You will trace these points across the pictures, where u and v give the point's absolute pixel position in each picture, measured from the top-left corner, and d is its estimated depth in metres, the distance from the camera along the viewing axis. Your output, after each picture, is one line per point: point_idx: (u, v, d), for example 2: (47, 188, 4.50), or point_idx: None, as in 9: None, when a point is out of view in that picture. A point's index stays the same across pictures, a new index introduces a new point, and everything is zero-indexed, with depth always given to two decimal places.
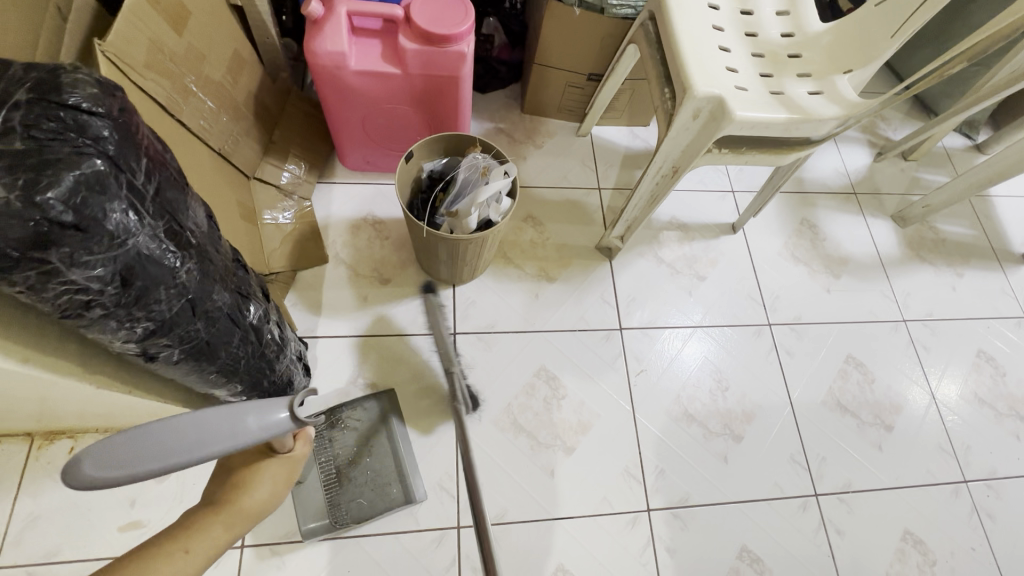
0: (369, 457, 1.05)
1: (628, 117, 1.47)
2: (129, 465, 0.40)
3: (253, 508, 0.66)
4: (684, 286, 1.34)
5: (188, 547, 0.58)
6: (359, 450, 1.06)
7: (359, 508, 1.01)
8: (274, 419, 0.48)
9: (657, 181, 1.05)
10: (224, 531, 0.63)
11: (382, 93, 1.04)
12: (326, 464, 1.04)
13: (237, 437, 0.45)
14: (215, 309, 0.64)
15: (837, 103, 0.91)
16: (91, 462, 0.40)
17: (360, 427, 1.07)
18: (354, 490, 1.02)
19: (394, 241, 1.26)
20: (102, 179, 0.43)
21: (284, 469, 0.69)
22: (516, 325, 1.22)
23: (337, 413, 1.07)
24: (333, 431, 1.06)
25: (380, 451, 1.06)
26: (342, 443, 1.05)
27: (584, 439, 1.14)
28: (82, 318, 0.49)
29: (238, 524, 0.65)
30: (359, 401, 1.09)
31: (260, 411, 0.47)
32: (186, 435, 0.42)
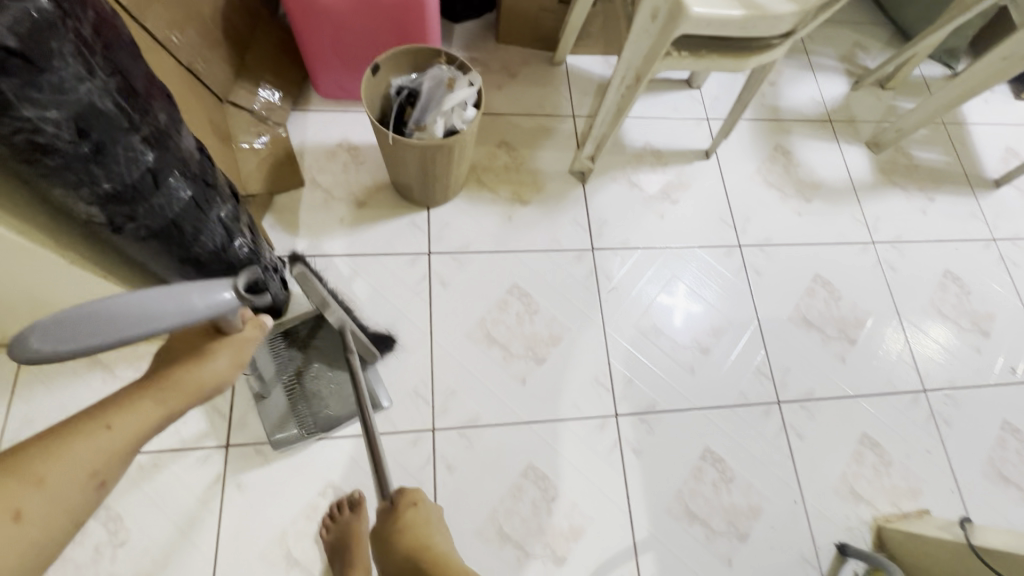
0: (331, 372, 1.08)
1: (603, 45, 1.46)
2: (76, 340, 0.40)
3: (197, 386, 0.61)
4: (656, 209, 1.36)
5: (110, 423, 0.53)
6: (321, 366, 1.08)
7: (327, 418, 1.06)
8: (217, 299, 0.50)
9: (622, 92, 1.07)
10: (158, 408, 0.57)
11: (348, 8, 1.04)
12: (289, 380, 1.06)
13: (187, 313, 0.46)
14: (177, 187, 0.67)
15: (794, 1, 0.92)
16: (35, 336, 0.39)
17: (320, 346, 1.10)
18: (317, 402, 1.06)
19: (369, 166, 1.28)
20: (48, 17, 0.46)
21: (233, 347, 0.63)
22: (490, 246, 1.25)
23: (295, 332, 1.09)
24: (292, 350, 1.08)
25: (341, 367, 1.09)
26: (304, 361, 1.08)
27: (554, 350, 1.18)
28: (41, 167, 0.52)
29: (176, 400, 0.59)
30: (317, 320, 1.11)
31: (205, 289, 0.49)
32: (140, 312, 0.43)
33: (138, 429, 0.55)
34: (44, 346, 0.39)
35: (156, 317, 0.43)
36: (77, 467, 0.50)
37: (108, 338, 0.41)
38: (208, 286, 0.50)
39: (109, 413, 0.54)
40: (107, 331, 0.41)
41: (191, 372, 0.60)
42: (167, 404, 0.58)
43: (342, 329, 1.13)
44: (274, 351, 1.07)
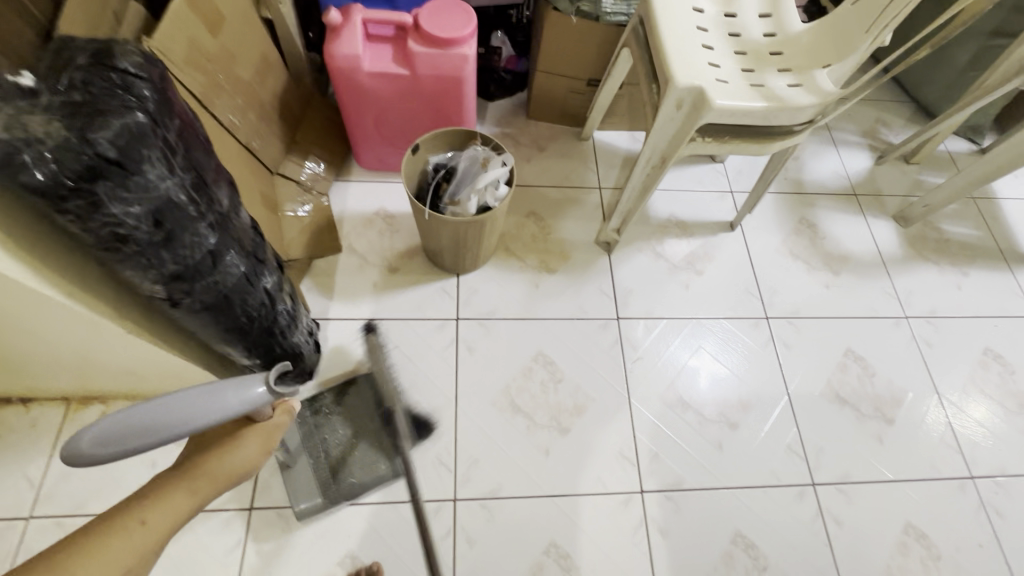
0: (356, 439, 1.10)
1: (629, 122, 1.54)
2: (127, 437, 0.49)
3: (228, 472, 0.69)
4: (681, 279, 1.38)
5: (144, 519, 0.61)
6: (344, 434, 1.10)
7: (350, 486, 1.06)
8: (252, 394, 0.57)
9: (647, 171, 1.12)
10: (190, 496, 0.66)
11: (393, 94, 1.14)
12: (315, 448, 1.08)
13: (223, 410, 0.54)
14: (232, 265, 0.72)
15: (814, 94, 0.97)
16: (88, 438, 0.49)
17: (345, 414, 1.12)
18: (342, 469, 1.07)
19: (404, 234, 1.34)
20: (143, 129, 0.52)
21: (262, 434, 0.72)
22: (516, 313, 1.28)
23: (322, 402, 1.13)
24: (319, 418, 1.11)
25: (365, 432, 1.11)
26: (329, 430, 1.10)
27: (579, 421, 1.17)
28: (120, 253, 0.58)
29: (206, 488, 0.68)
30: (342, 388, 1.15)
31: (239, 386, 0.56)
32: (170, 415, 0.51)
33: (169, 523, 0.63)
34: (93, 448, 0.48)
35: (196, 412, 0.52)
36: (109, 567, 0.56)
37: (157, 435, 0.50)
38: (245, 381, 0.57)
39: (143, 509, 0.62)
40: (163, 427, 0.50)
41: (218, 461, 0.69)
42: (200, 492, 0.67)
43: (365, 395, 1.15)
44: (300, 420, 1.10)
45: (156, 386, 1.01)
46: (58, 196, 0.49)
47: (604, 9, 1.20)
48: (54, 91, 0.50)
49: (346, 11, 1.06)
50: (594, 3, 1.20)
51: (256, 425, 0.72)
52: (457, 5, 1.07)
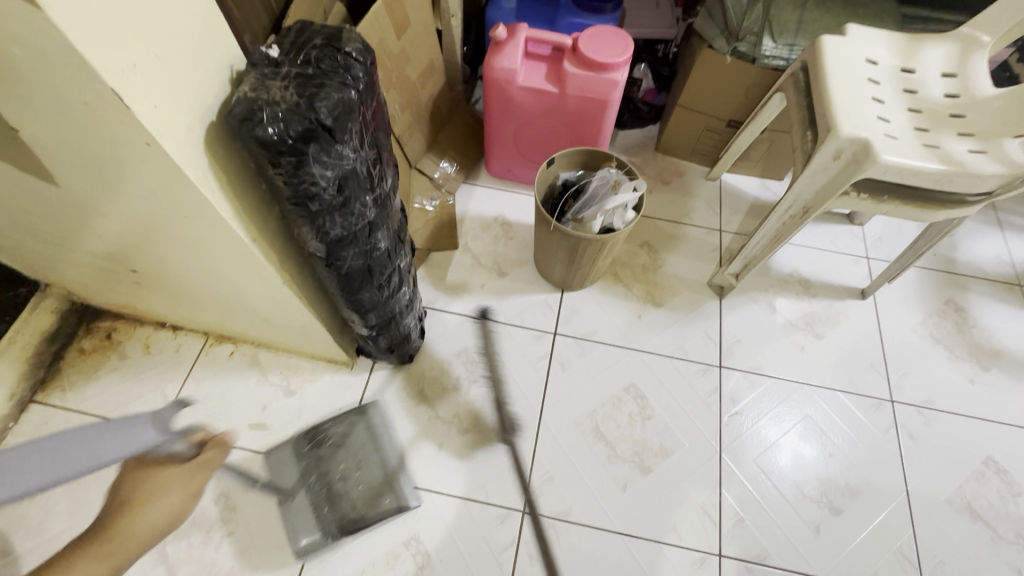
0: (358, 471, 1.08)
1: (762, 169, 1.48)
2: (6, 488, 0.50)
3: (150, 525, 0.63)
4: (797, 340, 1.28)
5: None
6: (345, 463, 1.09)
7: (354, 518, 1.04)
8: (142, 438, 0.67)
9: (784, 220, 1.06)
10: (105, 562, 0.58)
11: (538, 109, 1.19)
12: (315, 481, 1.07)
13: (103, 459, 0.60)
14: (381, 240, 0.79)
15: (1000, 163, 0.88)
16: None
17: (348, 443, 1.10)
18: (348, 502, 1.05)
19: (517, 242, 1.38)
20: (352, 105, 0.59)
21: (189, 474, 0.68)
22: (614, 339, 1.26)
23: (322, 432, 1.11)
24: (319, 452, 1.09)
25: (369, 466, 1.09)
26: (333, 461, 1.09)
27: (663, 463, 1.12)
28: (304, 209, 0.65)
29: (122, 553, 0.60)
30: (344, 417, 1.13)
31: (131, 429, 0.66)
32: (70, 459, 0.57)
33: None
34: None
35: (85, 455, 0.59)
36: None
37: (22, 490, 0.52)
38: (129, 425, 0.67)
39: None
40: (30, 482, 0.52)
41: (137, 517, 0.63)
42: (113, 556, 0.59)
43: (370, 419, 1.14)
44: (301, 452, 1.09)
45: (283, 337, 1.11)
46: (277, 150, 0.57)
47: (763, 51, 1.16)
48: (293, 63, 0.59)
49: (513, 29, 1.13)
50: (753, 44, 1.16)
51: (184, 464, 0.68)
52: (617, 33, 1.10)
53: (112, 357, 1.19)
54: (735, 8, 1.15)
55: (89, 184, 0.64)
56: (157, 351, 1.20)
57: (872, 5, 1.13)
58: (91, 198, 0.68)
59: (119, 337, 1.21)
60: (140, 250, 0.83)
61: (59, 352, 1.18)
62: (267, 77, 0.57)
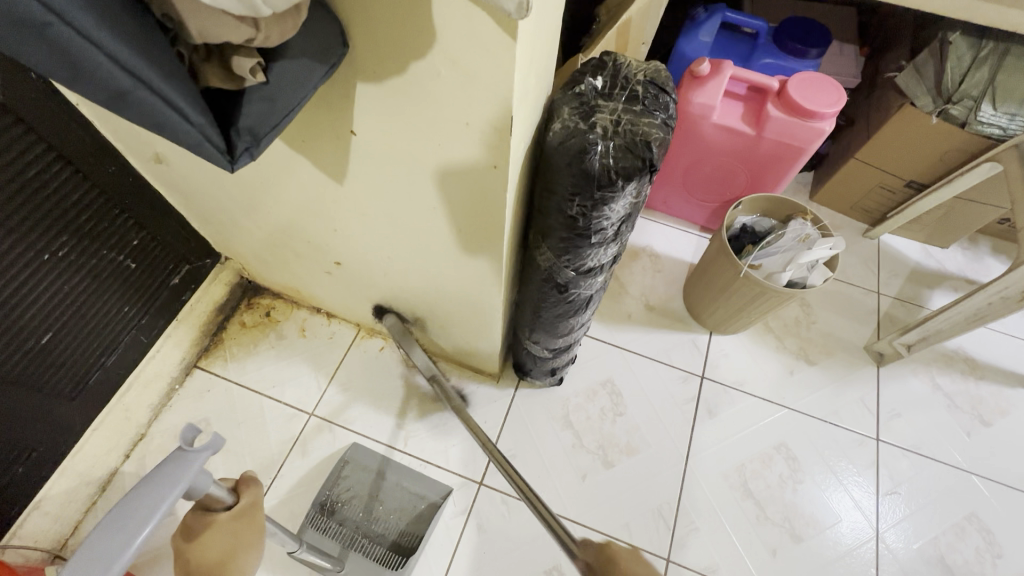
0: (383, 507, 1.04)
1: (929, 234, 1.41)
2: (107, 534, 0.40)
3: None
4: (961, 423, 1.20)
5: None
6: (368, 507, 1.03)
7: (385, 525, 1.02)
8: None
9: (991, 301, 1.02)
10: None
11: (724, 148, 1.16)
12: (347, 535, 1.00)
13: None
14: (609, 272, 0.78)
15: None
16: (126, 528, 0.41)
17: (358, 492, 1.05)
18: (386, 524, 1.02)
19: (666, 275, 1.35)
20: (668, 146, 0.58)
21: None
22: (764, 393, 1.21)
23: (327, 500, 1.04)
24: (337, 517, 1.02)
25: (389, 495, 1.05)
26: (347, 508, 1.03)
27: (815, 534, 1.07)
28: (579, 240, 0.65)
29: None
30: (338, 474, 1.06)
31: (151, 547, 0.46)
32: None
33: None
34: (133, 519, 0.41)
35: None
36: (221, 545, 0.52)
37: None
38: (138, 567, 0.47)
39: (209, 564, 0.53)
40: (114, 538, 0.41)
41: None
42: None
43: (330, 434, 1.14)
44: (318, 527, 1.01)
45: (443, 343, 1.12)
46: (597, 186, 0.56)
47: (979, 117, 1.10)
48: (619, 98, 0.58)
49: (716, 64, 1.10)
50: (968, 108, 1.10)
51: None
52: (831, 81, 1.06)
53: (269, 335, 1.22)
54: (954, 69, 1.08)
55: (379, 187, 0.65)
56: (311, 335, 1.23)
57: None
58: (363, 197, 0.69)
59: (277, 316, 1.25)
60: (364, 245, 0.85)
61: (223, 324, 1.21)
62: (596, 109, 0.57)
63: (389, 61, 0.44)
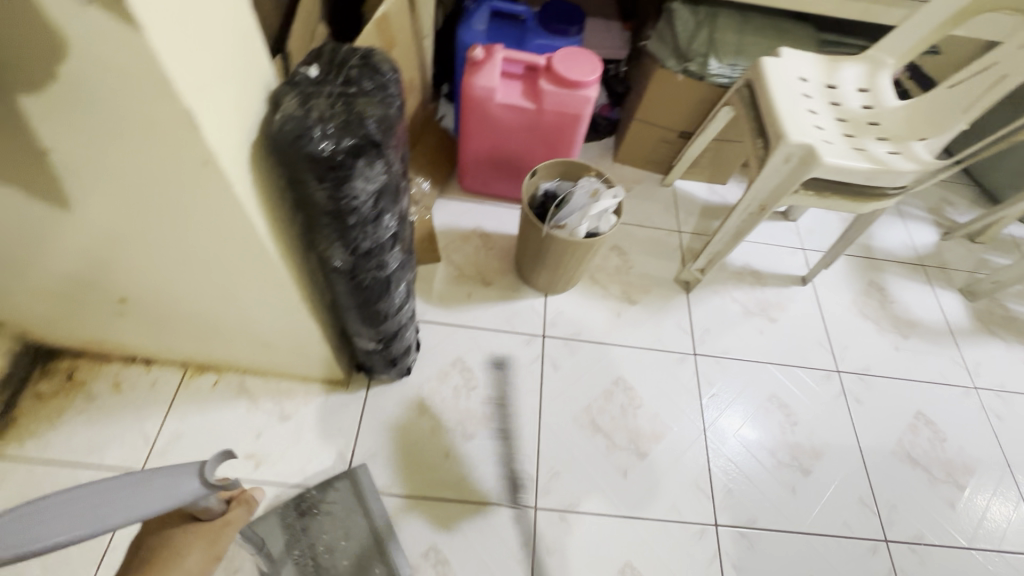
0: (345, 545, 1.02)
1: (709, 175, 1.65)
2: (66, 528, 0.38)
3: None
4: (756, 324, 1.43)
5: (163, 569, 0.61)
6: (333, 537, 1.03)
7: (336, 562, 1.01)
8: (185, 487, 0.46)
9: (744, 218, 1.20)
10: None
11: (515, 125, 1.26)
12: (300, 550, 1.01)
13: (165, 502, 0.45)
14: (398, 251, 0.81)
15: (913, 161, 1.06)
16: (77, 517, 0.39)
17: (332, 520, 1.04)
18: (337, 561, 1.01)
19: (497, 251, 1.43)
20: (393, 121, 0.62)
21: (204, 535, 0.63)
22: (600, 337, 1.34)
23: (307, 500, 1.05)
24: (304, 522, 1.03)
25: (357, 535, 1.03)
26: (315, 526, 1.03)
27: (655, 448, 1.21)
28: (340, 223, 0.67)
29: None
30: (331, 483, 1.07)
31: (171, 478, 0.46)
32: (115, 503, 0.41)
33: None
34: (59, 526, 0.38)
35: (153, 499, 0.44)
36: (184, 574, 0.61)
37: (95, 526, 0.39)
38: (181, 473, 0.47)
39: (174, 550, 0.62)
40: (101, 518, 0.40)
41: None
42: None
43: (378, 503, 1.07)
44: (284, 523, 1.02)
45: (277, 360, 1.09)
46: (327, 167, 0.59)
47: (710, 70, 1.30)
48: (334, 82, 0.61)
49: (489, 49, 1.20)
50: (701, 64, 1.30)
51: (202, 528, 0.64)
52: (587, 54, 1.20)
53: (75, 400, 1.09)
54: (683, 32, 1.30)
55: (109, 206, 0.62)
56: (129, 388, 1.12)
57: (795, 28, 1.30)
58: (102, 222, 0.65)
59: (84, 377, 1.12)
60: (138, 274, 0.80)
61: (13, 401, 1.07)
62: (310, 95, 0.59)
63: (35, 68, 0.43)
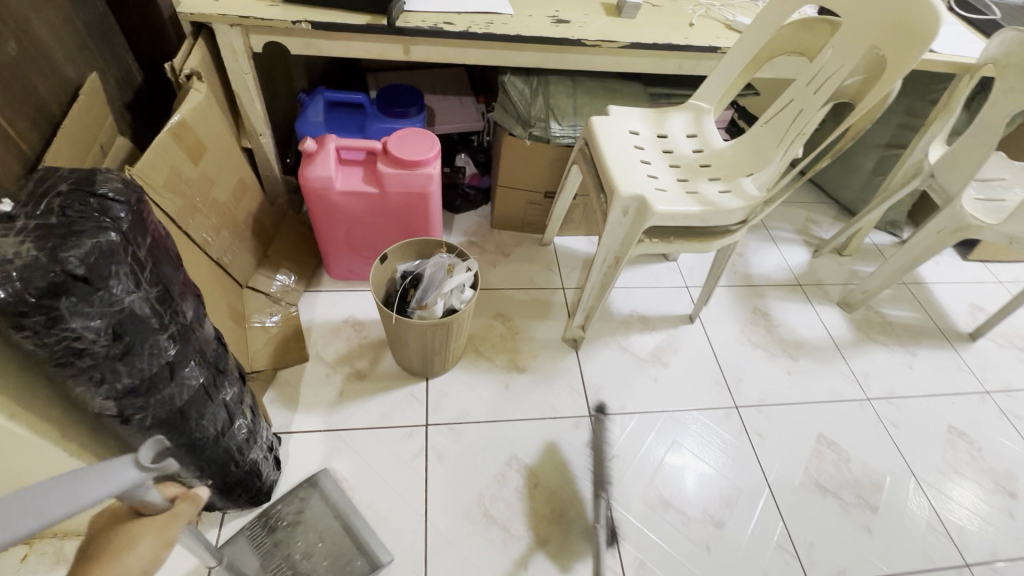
0: (320, 545, 1.03)
1: (585, 228, 1.66)
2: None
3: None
4: (650, 373, 1.40)
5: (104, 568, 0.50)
6: (305, 543, 1.03)
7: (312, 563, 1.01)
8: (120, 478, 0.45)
9: (604, 271, 1.19)
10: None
11: (363, 210, 1.22)
12: (274, 562, 1.00)
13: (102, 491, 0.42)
14: (190, 376, 0.71)
15: (742, 198, 1.10)
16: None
17: (302, 528, 1.04)
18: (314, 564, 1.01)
19: (371, 340, 1.35)
20: (113, 247, 0.55)
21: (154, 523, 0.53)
22: (488, 415, 1.25)
23: (273, 515, 1.05)
24: (274, 535, 1.03)
25: (329, 533, 1.04)
26: (287, 539, 1.03)
27: (557, 530, 1.11)
28: (72, 367, 0.57)
29: None
30: (294, 495, 1.08)
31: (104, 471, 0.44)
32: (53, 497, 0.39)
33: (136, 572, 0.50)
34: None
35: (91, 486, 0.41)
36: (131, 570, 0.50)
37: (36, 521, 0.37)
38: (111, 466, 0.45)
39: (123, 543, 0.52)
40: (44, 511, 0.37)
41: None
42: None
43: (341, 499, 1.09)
44: (254, 542, 1.02)
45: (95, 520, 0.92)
46: (17, 313, 0.50)
47: (553, 134, 1.34)
48: (31, 215, 0.53)
49: (321, 140, 1.17)
50: (544, 129, 1.34)
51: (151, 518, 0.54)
52: (423, 133, 1.19)
53: None
54: (521, 101, 1.33)
55: None
56: None
57: (624, 86, 1.37)
58: None
59: None
60: None
61: None
62: None
63: None
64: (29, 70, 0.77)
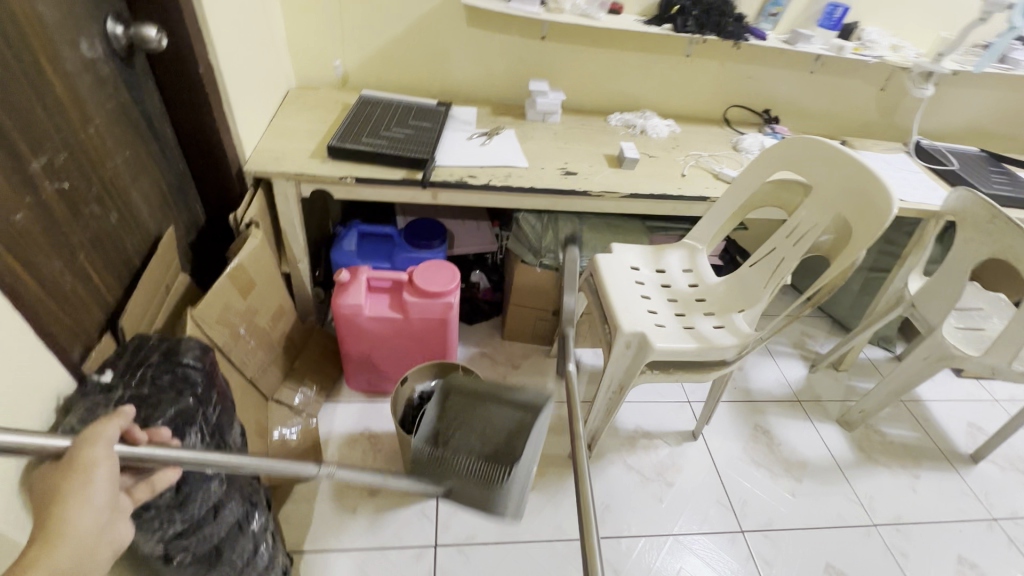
0: (486, 423, 1.10)
1: (591, 341, 1.76)
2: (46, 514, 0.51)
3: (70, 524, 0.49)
4: (655, 492, 1.42)
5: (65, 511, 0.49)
6: (478, 435, 1.09)
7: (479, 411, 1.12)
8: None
9: (609, 396, 1.26)
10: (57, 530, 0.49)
11: (387, 332, 1.33)
12: (468, 456, 1.07)
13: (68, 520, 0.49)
14: (229, 513, 0.77)
15: (734, 334, 1.21)
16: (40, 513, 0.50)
17: (465, 429, 1.11)
18: (490, 441, 1.08)
19: (385, 453, 1.40)
20: (189, 411, 0.65)
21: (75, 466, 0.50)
22: (496, 536, 1.27)
23: (437, 430, 1.11)
24: (445, 439, 1.09)
25: (491, 416, 1.11)
26: (456, 426, 1.11)
27: None
28: (137, 518, 0.65)
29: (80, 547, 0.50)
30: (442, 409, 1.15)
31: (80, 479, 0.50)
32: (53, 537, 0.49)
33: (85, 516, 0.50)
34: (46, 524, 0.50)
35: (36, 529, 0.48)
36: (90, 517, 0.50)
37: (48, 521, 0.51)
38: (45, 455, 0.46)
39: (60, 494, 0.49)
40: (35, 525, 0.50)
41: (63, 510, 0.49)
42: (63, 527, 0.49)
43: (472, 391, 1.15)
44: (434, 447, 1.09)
45: None
46: None
47: (562, 263, 1.48)
48: (128, 385, 0.65)
49: (354, 270, 1.31)
50: (554, 258, 1.48)
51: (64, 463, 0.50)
52: (445, 265, 1.33)
53: None
54: (533, 234, 1.49)
55: None
56: None
57: (625, 223, 1.54)
58: None
59: None
60: None
61: None
62: (98, 406, 0.62)
63: None
64: (122, 232, 0.91)
